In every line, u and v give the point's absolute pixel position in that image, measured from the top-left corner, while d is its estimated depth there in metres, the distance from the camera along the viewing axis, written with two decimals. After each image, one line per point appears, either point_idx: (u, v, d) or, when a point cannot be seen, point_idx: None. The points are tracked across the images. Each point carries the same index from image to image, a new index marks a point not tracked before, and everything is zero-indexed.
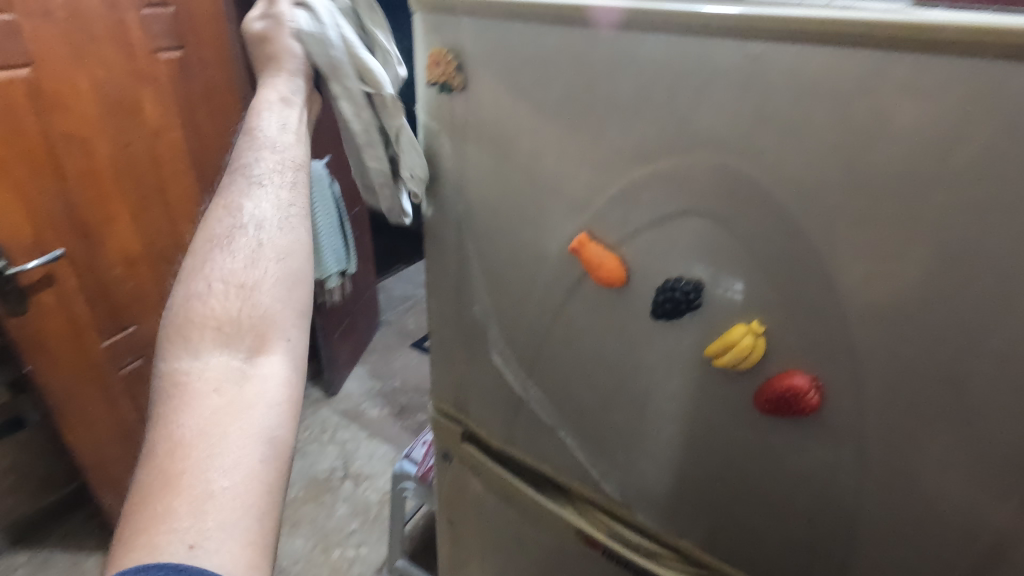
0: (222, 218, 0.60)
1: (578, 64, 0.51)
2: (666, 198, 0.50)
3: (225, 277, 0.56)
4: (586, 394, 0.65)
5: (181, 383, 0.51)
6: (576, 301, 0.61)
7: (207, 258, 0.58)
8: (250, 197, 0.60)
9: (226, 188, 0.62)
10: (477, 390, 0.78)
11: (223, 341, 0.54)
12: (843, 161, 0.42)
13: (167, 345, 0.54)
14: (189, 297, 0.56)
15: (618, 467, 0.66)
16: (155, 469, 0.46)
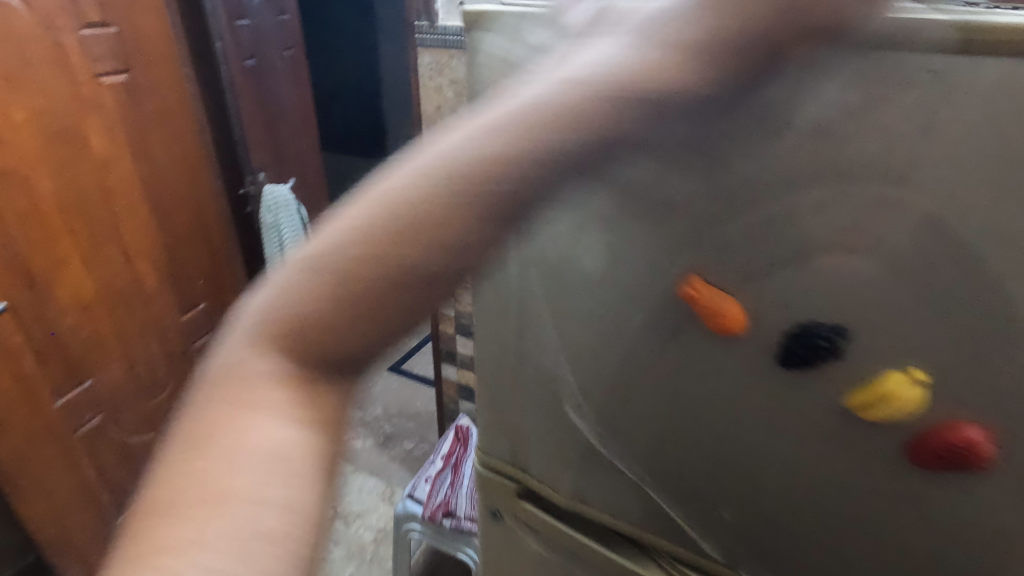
0: (418, 182, 0.29)
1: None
2: (810, 235, 0.43)
3: (359, 269, 0.29)
4: (680, 447, 0.58)
5: (234, 395, 0.30)
6: (673, 352, 0.54)
7: (356, 214, 0.30)
8: (460, 219, 0.28)
9: (444, 154, 0.28)
10: (539, 443, 0.70)
11: (320, 369, 0.31)
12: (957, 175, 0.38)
13: (247, 339, 0.31)
14: (308, 290, 0.30)
15: (720, 525, 0.60)
16: (155, 512, 0.28)
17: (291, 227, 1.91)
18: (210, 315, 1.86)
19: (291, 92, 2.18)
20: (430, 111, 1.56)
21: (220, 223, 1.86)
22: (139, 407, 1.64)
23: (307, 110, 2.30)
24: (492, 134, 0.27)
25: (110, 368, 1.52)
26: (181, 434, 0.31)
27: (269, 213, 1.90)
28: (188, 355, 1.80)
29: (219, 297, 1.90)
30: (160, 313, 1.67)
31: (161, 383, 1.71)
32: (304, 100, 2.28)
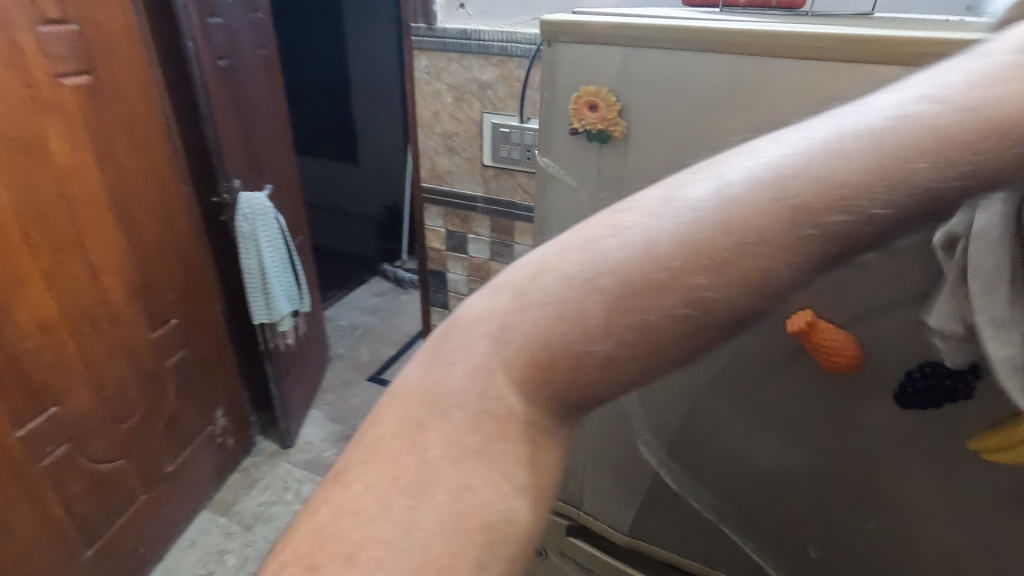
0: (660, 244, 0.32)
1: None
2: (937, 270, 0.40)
3: (594, 315, 0.32)
4: (766, 486, 0.55)
5: (487, 422, 0.32)
6: (769, 384, 0.51)
7: (593, 261, 0.33)
8: (693, 296, 0.31)
9: (786, 184, 0.30)
10: (598, 479, 0.66)
11: (566, 407, 0.33)
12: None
13: (511, 361, 0.33)
14: (596, 314, 0.32)
15: (805, 565, 0.56)
16: (359, 503, 0.30)
17: (269, 238, 1.83)
18: (182, 333, 1.75)
19: (266, 91, 1.97)
20: (427, 117, 1.50)
21: (191, 234, 1.75)
22: (111, 434, 1.52)
23: (281, 111, 2.09)
24: (834, 175, 0.30)
25: (77, 393, 1.40)
26: (412, 447, 0.31)
27: (245, 221, 1.78)
28: (160, 376, 1.68)
29: (193, 313, 1.78)
30: (129, 332, 1.55)
31: (132, 408, 1.59)
32: (279, 100, 2.06)
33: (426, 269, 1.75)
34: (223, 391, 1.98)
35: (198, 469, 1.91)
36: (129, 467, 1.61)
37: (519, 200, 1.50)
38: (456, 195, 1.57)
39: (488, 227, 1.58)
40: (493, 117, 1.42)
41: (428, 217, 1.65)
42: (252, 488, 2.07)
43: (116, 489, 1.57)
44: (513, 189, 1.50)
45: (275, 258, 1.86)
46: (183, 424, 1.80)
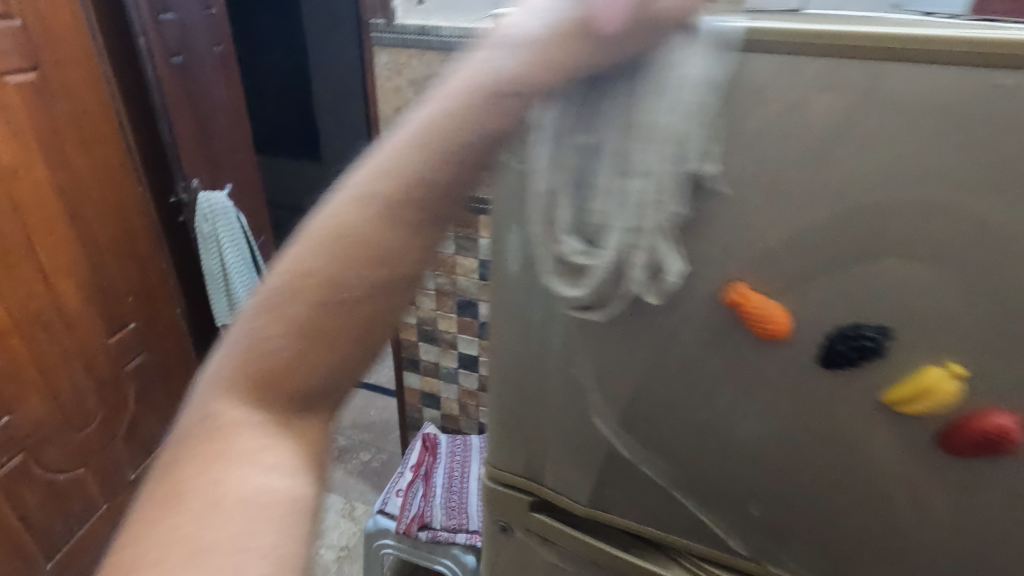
0: (340, 249, 0.33)
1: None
2: (860, 239, 0.44)
3: (310, 318, 0.33)
4: (711, 450, 0.59)
5: (223, 432, 0.34)
6: (712, 355, 0.53)
7: (290, 280, 0.34)
8: (367, 276, 0.33)
9: (364, 188, 0.33)
10: (558, 454, 0.69)
11: (306, 396, 0.35)
12: (658, 157, 0.40)
13: (239, 381, 0.35)
14: (280, 331, 0.33)
15: (750, 522, 0.61)
16: (167, 542, 0.31)
17: (233, 238, 1.80)
18: (141, 336, 1.71)
19: (224, 89, 1.92)
20: (389, 113, 1.51)
21: (151, 236, 1.71)
22: (67, 441, 1.48)
23: (243, 113, 2.04)
24: (396, 160, 0.33)
25: (28, 401, 1.36)
26: (198, 473, 0.33)
27: (206, 222, 1.76)
28: (118, 381, 1.64)
29: (153, 317, 1.74)
30: (85, 337, 1.51)
31: (91, 414, 1.55)
32: (240, 101, 2.02)
33: None
34: None
35: None
36: (89, 475, 1.57)
37: None
38: None
39: None
40: None
41: None
42: None
43: (75, 498, 1.53)
44: None
45: (236, 256, 1.83)
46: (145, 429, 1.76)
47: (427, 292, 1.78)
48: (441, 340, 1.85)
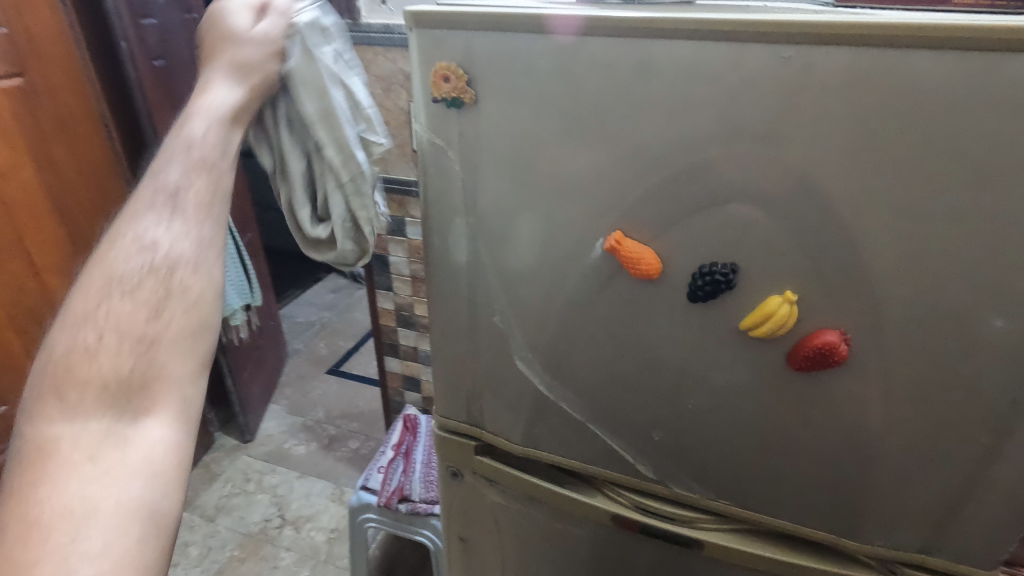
0: (134, 275, 0.54)
1: (549, 65, 0.55)
2: (706, 187, 0.54)
3: (120, 324, 0.53)
4: (616, 385, 0.68)
5: (45, 453, 0.48)
6: (604, 298, 0.63)
7: (101, 301, 0.53)
8: (162, 271, 0.55)
9: (149, 210, 0.57)
10: (494, 398, 0.78)
11: (117, 389, 0.52)
12: (327, 124, 0.66)
13: (57, 395, 0.50)
14: (91, 339, 0.52)
15: (653, 447, 0.70)
16: (13, 545, 0.43)
17: None
18: None
19: None
20: None
21: None
22: None
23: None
24: (164, 191, 0.57)
25: None
26: (34, 482, 0.46)
27: None
28: None
29: None
30: None
31: None
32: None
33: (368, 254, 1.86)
34: None
35: None
36: None
37: None
38: (392, 181, 1.68)
39: None
40: None
41: None
42: (213, 481, 2.33)
43: None
44: None
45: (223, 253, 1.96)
46: None
47: (402, 279, 1.87)
48: (419, 325, 1.94)
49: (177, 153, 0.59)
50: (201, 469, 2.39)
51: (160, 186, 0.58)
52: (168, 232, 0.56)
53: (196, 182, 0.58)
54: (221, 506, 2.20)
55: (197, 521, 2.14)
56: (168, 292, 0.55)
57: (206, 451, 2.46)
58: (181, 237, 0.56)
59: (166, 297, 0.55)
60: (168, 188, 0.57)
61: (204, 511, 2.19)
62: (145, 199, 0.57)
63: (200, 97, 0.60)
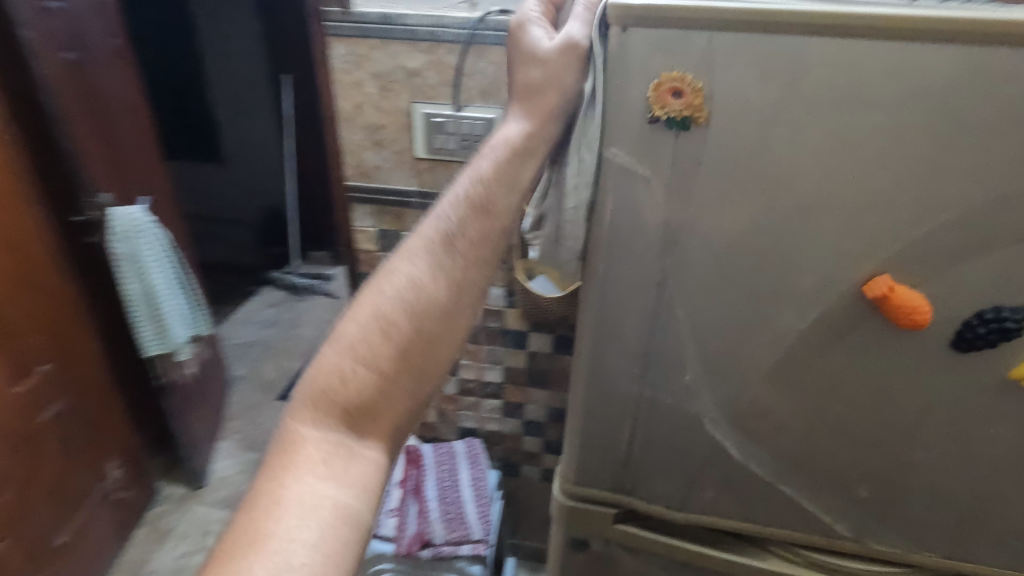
0: (398, 310, 0.58)
1: (816, 77, 0.44)
2: (1000, 227, 0.46)
3: (368, 355, 0.56)
4: (826, 446, 0.59)
5: (294, 449, 0.53)
6: (836, 351, 0.53)
7: (360, 328, 0.57)
8: (419, 314, 0.58)
9: (414, 254, 0.60)
10: (655, 463, 0.65)
11: (358, 410, 0.56)
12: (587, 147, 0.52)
13: (313, 395, 0.56)
14: (347, 361, 0.57)
15: (857, 506, 0.62)
16: (271, 507, 0.49)
17: (156, 259, 1.61)
18: (55, 381, 1.50)
19: (125, 85, 1.64)
20: (348, 110, 1.34)
21: (50, 265, 1.48)
22: None
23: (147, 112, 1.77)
24: (431, 238, 0.61)
25: None
26: (280, 462, 0.52)
27: (120, 241, 1.54)
28: (34, 437, 1.43)
29: (66, 355, 1.54)
30: None
31: (8, 478, 1.36)
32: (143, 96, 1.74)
33: (355, 274, 1.57)
34: (110, 442, 1.73)
35: (94, 532, 1.67)
36: (13, 548, 1.38)
37: None
38: (389, 192, 1.42)
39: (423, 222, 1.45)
40: (425, 107, 1.30)
41: (356, 218, 1.47)
42: (164, 539, 1.86)
43: None
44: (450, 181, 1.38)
45: (163, 278, 1.64)
46: (69, 487, 1.56)
47: None
48: None
49: (451, 199, 0.61)
50: (145, 526, 1.89)
51: (425, 235, 0.61)
52: (423, 273, 0.59)
53: (457, 231, 0.60)
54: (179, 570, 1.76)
55: None
56: (414, 331, 0.58)
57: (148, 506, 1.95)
58: (437, 282, 0.59)
59: (410, 338, 0.58)
60: (431, 243, 0.60)
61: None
62: (420, 241, 0.61)
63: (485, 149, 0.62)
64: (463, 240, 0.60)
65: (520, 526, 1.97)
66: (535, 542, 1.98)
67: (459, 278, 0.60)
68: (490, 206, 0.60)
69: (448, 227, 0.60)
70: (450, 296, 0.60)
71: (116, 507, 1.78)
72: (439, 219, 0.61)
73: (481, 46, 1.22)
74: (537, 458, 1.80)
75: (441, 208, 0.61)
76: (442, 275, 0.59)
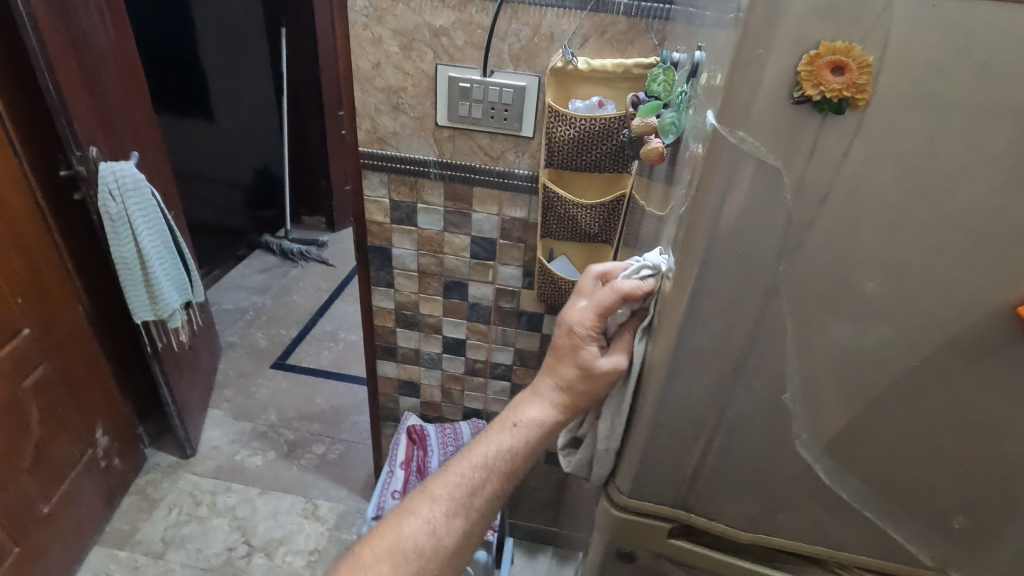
0: (416, 537, 0.67)
1: (1008, 59, 0.37)
2: None
3: (383, 570, 0.66)
4: (925, 475, 0.53)
5: None
6: (964, 377, 0.47)
7: (383, 546, 0.67)
8: (435, 544, 0.68)
9: (439, 491, 0.69)
10: (728, 482, 0.60)
11: None
12: (609, 423, 0.65)
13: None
14: (367, 571, 0.66)
15: (948, 536, 0.57)
16: None
17: (149, 220, 1.52)
18: (38, 344, 1.40)
19: (113, 31, 1.51)
20: (365, 70, 1.23)
21: (33, 221, 1.37)
22: None
23: (136, 60, 1.63)
24: (455, 480, 0.69)
25: None
26: None
27: (113, 200, 1.44)
28: (16, 403, 1.34)
29: (49, 317, 1.43)
30: None
31: None
32: (131, 46, 1.60)
33: (362, 245, 1.47)
34: (96, 409, 1.64)
35: (81, 501, 1.59)
36: None
37: (479, 165, 1.30)
38: (405, 161, 1.32)
39: (441, 196, 1.36)
40: (450, 70, 1.19)
41: (367, 187, 1.37)
42: (152, 510, 1.78)
43: None
44: (471, 152, 1.29)
45: (155, 239, 1.54)
46: (52, 454, 1.47)
47: (408, 275, 1.50)
48: (423, 325, 1.58)
49: (479, 450, 0.70)
50: (133, 495, 1.81)
51: (451, 477, 0.70)
52: (444, 511, 0.68)
53: (480, 480, 0.69)
54: (169, 540, 1.69)
55: (139, 562, 1.63)
56: (428, 557, 0.67)
57: (135, 474, 1.86)
58: (454, 520, 0.68)
59: (424, 562, 0.67)
60: (454, 485, 0.69)
61: (147, 547, 1.67)
62: (444, 483, 0.70)
63: (515, 412, 0.70)
64: (482, 488, 0.69)
65: (518, 506, 1.93)
66: (532, 522, 1.95)
67: (471, 519, 0.69)
68: (510, 465, 0.69)
69: (472, 477, 0.69)
70: (462, 532, 0.69)
71: (103, 475, 1.69)
72: (467, 462, 0.70)
73: (516, 5, 1.12)
74: None
75: (470, 454, 0.70)
76: (459, 515, 0.69)
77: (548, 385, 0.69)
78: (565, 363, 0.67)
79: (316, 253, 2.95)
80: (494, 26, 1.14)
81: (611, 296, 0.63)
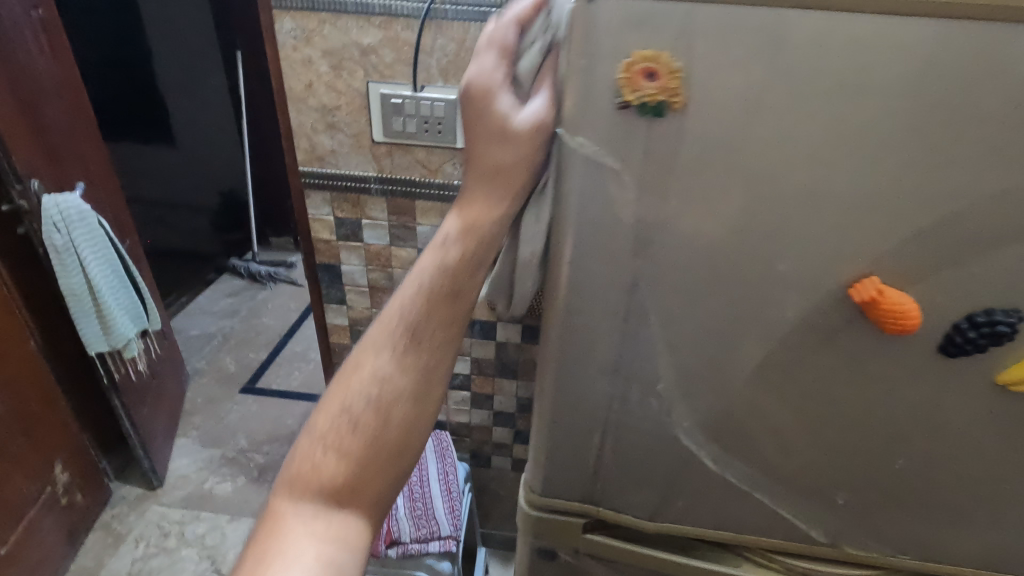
0: (366, 397, 0.53)
1: (802, 61, 0.40)
2: (982, 231, 0.43)
3: (337, 444, 0.52)
4: (803, 454, 0.56)
5: (274, 531, 0.50)
6: (818, 359, 0.50)
7: (331, 418, 0.53)
8: (390, 397, 0.53)
9: (376, 339, 0.55)
10: (628, 473, 0.61)
11: (338, 493, 0.51)
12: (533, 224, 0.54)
13: (290, 478, 0.52)
14: (320, 449, 0.52)
15: (836, 512, 0.59)
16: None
17: (98, 249, 1.51)
18: None
19: (55, 61, 1.50)
20: (298, 90, 1.24)
21: None
22: None
23: (81, 89, 1.62)
24: (391, 323, 0.54)
25: None
26: (270, 546, 0.49)
27: (58, 231, 1.42)
28: None
29: None
30: None
31: None
32: (76, 74, 1.59)
33: (311, 263, 1.47)
34: (54, 445, 1.61)
35: (41, 540, 1.56)
36: None
37: (418, 178, 1.32)
38: (345, 178, 1.33)
39: (385, 210, 1.37)
40: (381, 87, 1.21)
41: (310, 205, 1.38)
42: (119, 544, 1.74)
43: None
44: (410, 166, 1.30)
45: (105, 269, 1.53)
46: (8, 493, 1.45)
47: (359, 291, 1.50)
48: None
49: (409, 279, 0.55)
50: (98, 530, 1.78)
51: (388, 320, 0.55)
52: (388, 360, 0.54)
53: (420, 313, 0.54)
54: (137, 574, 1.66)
55: None
56: (387, 416, 0.53)
57: (101, 509, 1.83)
58: (403, 365, 0.54)
59: (383, 423, 0.53)
60: (393, 328, 0.54)
61: None
62: (380, 329, 0.55)
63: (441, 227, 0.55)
64: (426, 321, 0.54)
65: (491, 515, 1.93)
66: (506, 531, 1.95)
67: (425, 360, 0.54)
68: (449, 288, 0.54)
69: (408, 311, 0.54)
70: (420, 379, 0.54)
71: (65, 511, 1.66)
72: (401, 296, 0.55)
73: (440, 21, 1.14)
74: (507, 447, 1.75)
75: (403, 287, 0.55)
76: (410, 359, 0.54)
77: (468, 184, 0.54)
78: (480, 148, 0.52)
79: (284, 273, 2.94)
80: (420, 42, 1.16)
81: (511, 39, 0.50)
